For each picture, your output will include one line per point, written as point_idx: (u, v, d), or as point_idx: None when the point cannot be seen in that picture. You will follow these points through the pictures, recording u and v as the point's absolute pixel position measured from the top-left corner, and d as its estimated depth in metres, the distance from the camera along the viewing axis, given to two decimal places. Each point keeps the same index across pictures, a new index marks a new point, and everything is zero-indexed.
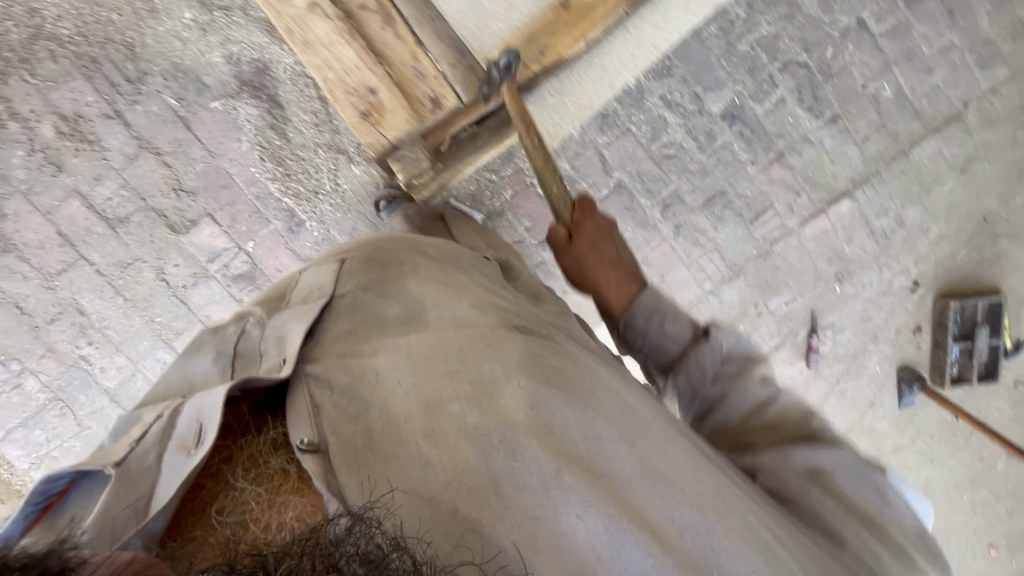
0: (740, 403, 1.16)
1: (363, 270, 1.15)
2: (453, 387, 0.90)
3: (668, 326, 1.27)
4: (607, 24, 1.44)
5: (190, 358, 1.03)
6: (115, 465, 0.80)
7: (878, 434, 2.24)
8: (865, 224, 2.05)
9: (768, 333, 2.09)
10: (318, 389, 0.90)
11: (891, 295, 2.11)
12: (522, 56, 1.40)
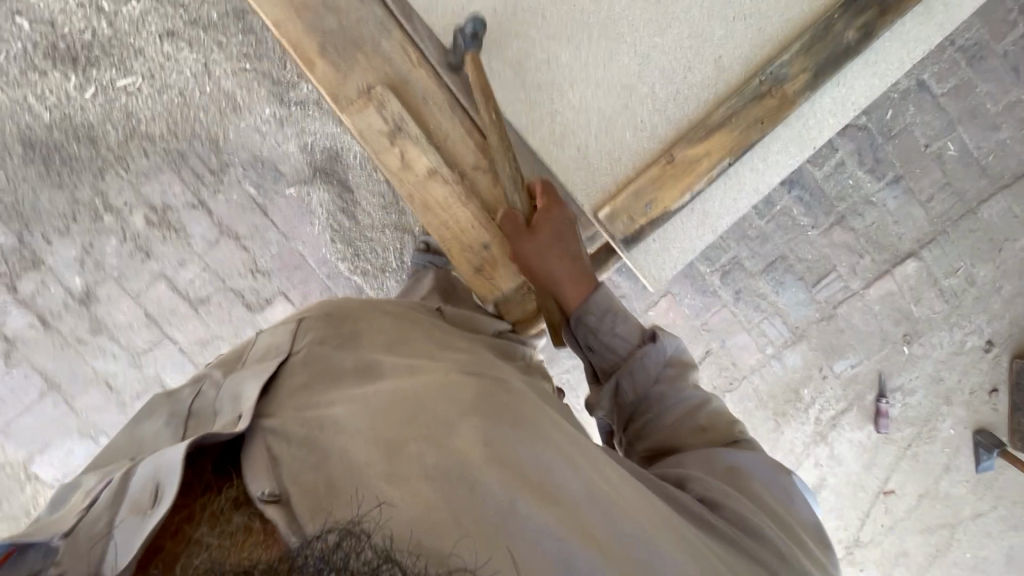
0: (675, 406, 1.08)
1: (324, 326, 1.04)
2: (414, 424, 0.79)
3: (618, 328, 1.19)
4: (711, 175, 1.38)
5: (141, 421, 0.93)
6: (63, 535, 0.64)
7: (954, 499, 2.07)
8: (932, 284, 2.00)
9: (833, 397, 2.02)
10: (276, 438, 0.76)
11: (963, 355, 2.02)
12: (627, 211, 1.38)
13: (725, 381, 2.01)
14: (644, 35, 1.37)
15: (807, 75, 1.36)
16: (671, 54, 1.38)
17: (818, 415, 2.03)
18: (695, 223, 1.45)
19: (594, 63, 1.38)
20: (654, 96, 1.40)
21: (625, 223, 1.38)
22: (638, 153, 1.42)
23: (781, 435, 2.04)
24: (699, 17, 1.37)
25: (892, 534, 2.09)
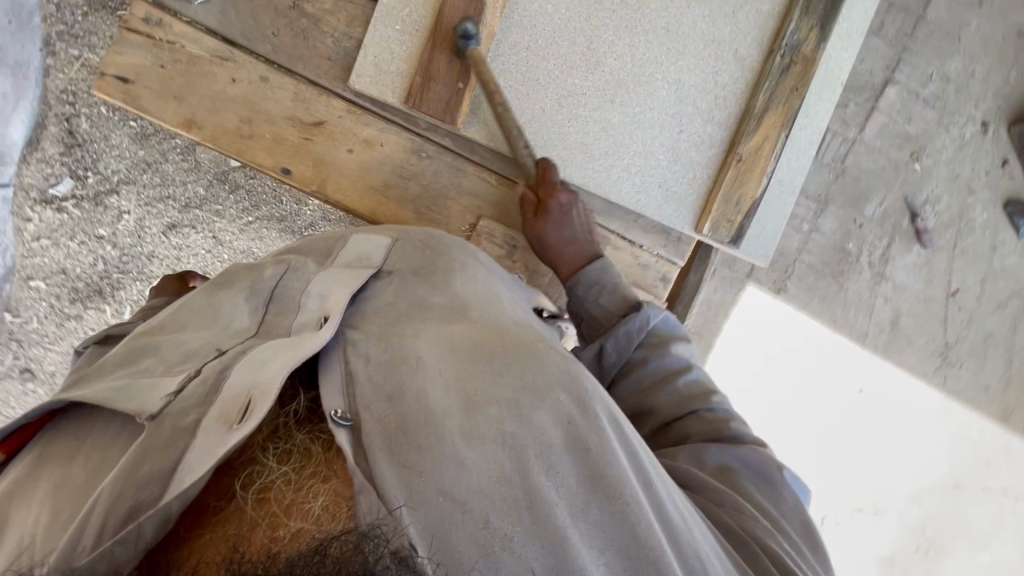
0: (656, 369, 1.18)
1: (415, 252, 1.12)
2: (497, 389, 0.79)
3: (603, 298, 1.29)
4: (778, 150, 1.37)
5: (222, 288, 1.02)
6: (149, 416, 0.72)
7: (1012, 271, 2.25)
8: (916, 98, 2.10)
9: (876, 237, 2.15)
10: (358, 355, 0.83)
11: (967, 146, 2.15)
12: (722, 215, 1.39)
13: (783, 270, 2.13)
14: (669, 68, 1.38)
15: (818, 28, 1.35)
16: (697, 69, 1.39)
17: (872, 257, 2.17)
18: (777, 193, 1.42)
19: (641, 111, 1.39)
20: (698, 109, 1.40)
21: (726, 228, 1.38)
22: (705, 161, 1.42)
23: (848, 291, 2.17)
24: (705, 28, 1.38)
25: (977, 324, 2.26)
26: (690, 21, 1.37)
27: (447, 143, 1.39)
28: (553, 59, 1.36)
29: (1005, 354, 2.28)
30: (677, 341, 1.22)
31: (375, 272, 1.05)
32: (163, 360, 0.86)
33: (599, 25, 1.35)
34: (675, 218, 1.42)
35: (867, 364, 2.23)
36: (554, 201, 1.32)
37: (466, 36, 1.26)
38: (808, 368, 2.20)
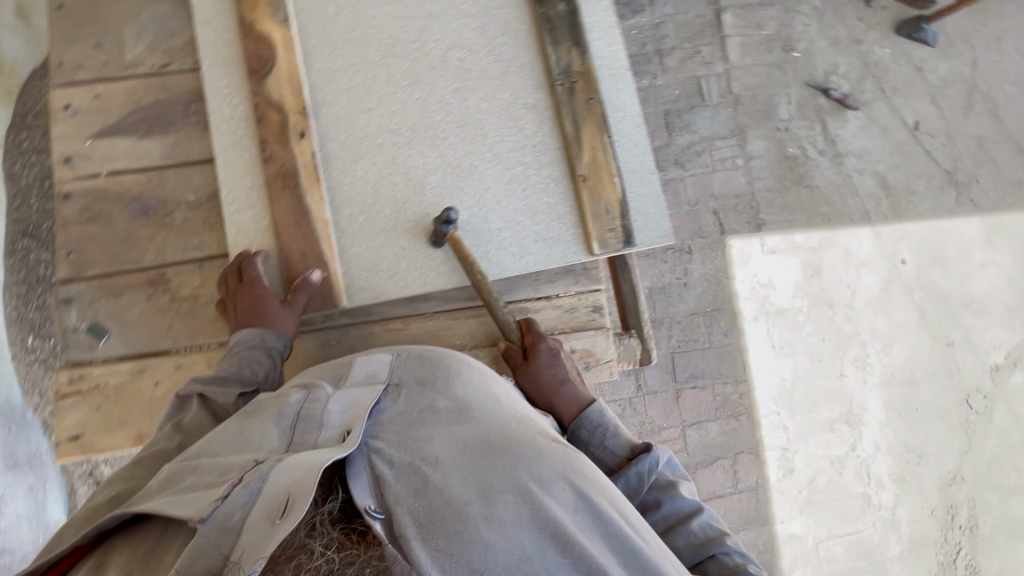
0: (670, 510, 1.02)
1: (420, 362, 0.98)
2: (513, 472, 0.75)
3: (609, 439, 1.11)
4: (610, 150, 1.31)
5: (248, 415, 0.88)
6: (196, 521, 0.67)
7: (949, 76, 2.21)
8: (751, 6, 2.19)
9: (807, 128, 2.15)
10: (381, 461, 0.76)
11: (824, 11, 2.21)
12: (605, 229, 1.28)
13: (749, 207, 2.09)
14: (479, 150, 1.30)
15: (573, 48, 1.34)
16: (506, 137, 1.31)
17: (819, 146, 2.14)
18: (639, 177, 1.34)
19: (479, 193, 1.29)
20: (527, 163, 1.31)
21: (614, 239, 1.28)
22: (560, 197, 1.31)
23: (819, 185, 2.12)
24: (490, 104, 1.32)
25: (960, 137, 2.18)
26: (476, 106, 1.31)
27: (346, 320, 1.28)
28: (381, 204, 1.26)
29: (1002, 147, 2.20)
30: (688, 484, 1.06)
31: (386, 386, 0.93)
32: (207, 473, 0.78)
33: (396, 155, 1.28)
34: (569, 257, 1.29)
35: (891, 236, 2.11)
36: (546, 345, 1.20)
37: (450, 222, 1.21)
38: (841, 274, 2.08)
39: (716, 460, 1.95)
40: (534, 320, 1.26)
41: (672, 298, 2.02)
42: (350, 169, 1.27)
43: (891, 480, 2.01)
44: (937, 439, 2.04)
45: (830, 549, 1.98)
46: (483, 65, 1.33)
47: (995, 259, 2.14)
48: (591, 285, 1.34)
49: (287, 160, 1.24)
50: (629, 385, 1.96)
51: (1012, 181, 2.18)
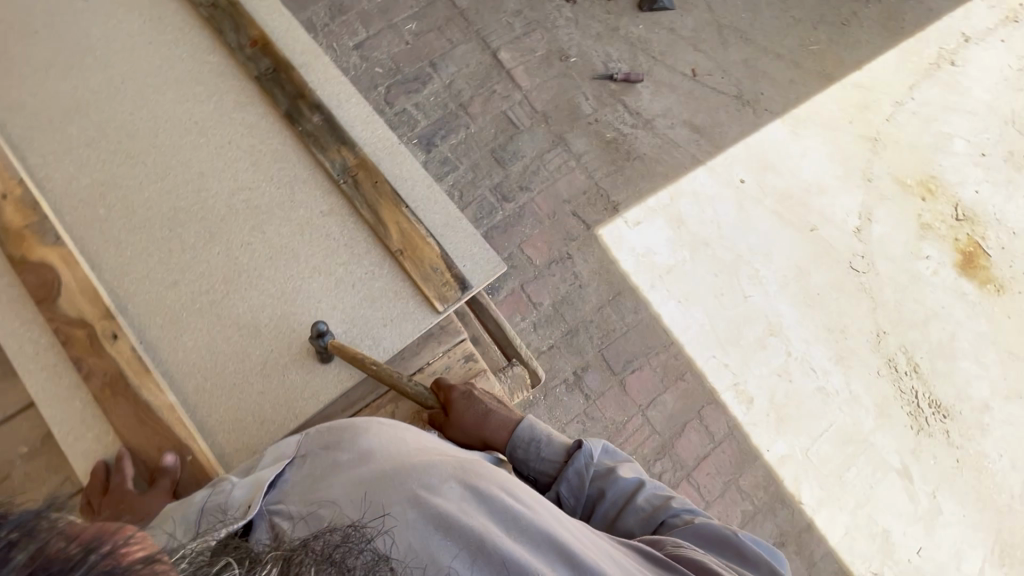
0: (611, 492, 1.09)
1: (322, 434, 1.05)
2: (401, 483, 0.84)
3: (545, 450, 1.18)
4: (412, 217, 1.48)
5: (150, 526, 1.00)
6: None
7: (697, 26, 2.57)
8: (519, 38, 2.46)
9: (612, 112, 2.39)
10: (282, 518, 0.86)
11: (578, 19, 2.53)
12: (438, 282, 1.43)
13: (599, 195, 2.26)
14: (295, 270, 1.42)
15: (342, 149, 1.52)
16: (316, 248, 1.44)
17: (629, 121, 2.38)
18: (450, 230, 1.53)
19: (311, 305, 1.40)
20: (344, 262, 1.44)
21: (449, 286, 1.43)
22: (388, 275, 1.44)
23: (645, 152, 2.34)
24: (289, 227, 1.45)
25: (729, 67, 2.51)
26: (276, 234, 1.45)
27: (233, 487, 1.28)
28: (229, 356, 1.35)
29: (765, 59, 2.55)
30: (626, 465, 1.14)
31: (291, 461, 1.02)
32: None
33: (223, 304, 1.39)
34: (417, 320, 1.41)
35: (722, 166, 2.36)
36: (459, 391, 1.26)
37: (324, 335, 1.31)
38: (701, 214, 2.28)
39: (684, 424, 2.00)
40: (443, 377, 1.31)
41: (576, 303, 2.11)
42: (184, 340, 1.35)
43: (834, 364, 2.13)
44: (848, 310, 2.21)
45: (822, 452, 2.02)
46: (269, 196, 1.48)
47: (809, 144, 2.44)
48: (453, 337, 1.41)
49: (108, 365, 1.29)
50: (578, 399, 1.99)
51: (787, 81, 2.53)
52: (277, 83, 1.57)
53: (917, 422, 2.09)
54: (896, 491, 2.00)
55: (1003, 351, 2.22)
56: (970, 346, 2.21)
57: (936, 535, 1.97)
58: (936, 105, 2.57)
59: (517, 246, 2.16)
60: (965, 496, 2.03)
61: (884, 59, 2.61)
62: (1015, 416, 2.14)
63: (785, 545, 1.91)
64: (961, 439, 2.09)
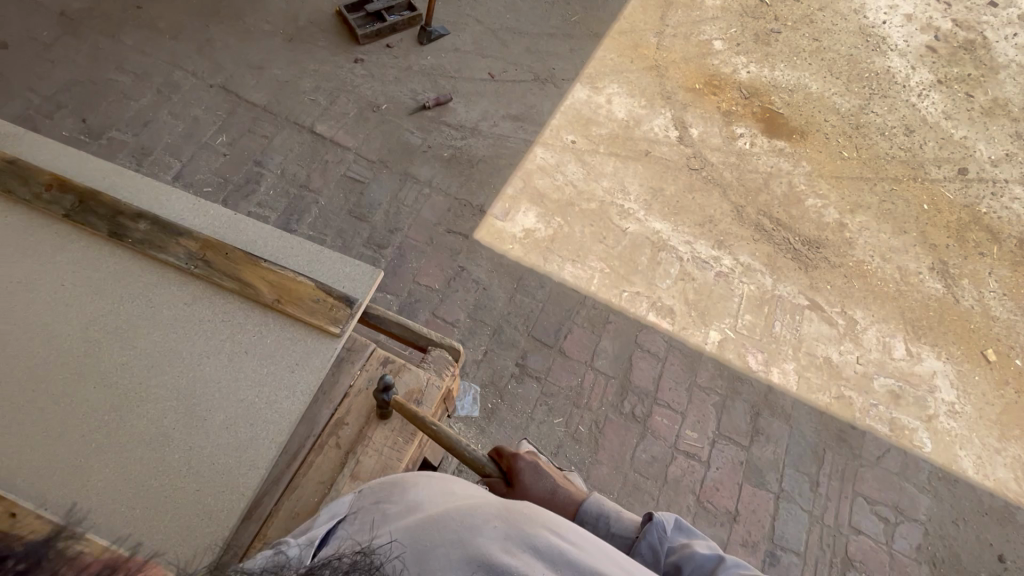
0: (688, 565, 1.07)
1: (377, 490, 1.01)
2: (445, 526, 0.83)
3: (612, 523, 1.20)
4: (267, 263, 1.26)
5: None
6: None
7: (475, 39, 2.85)
8: (327, 108, 2.58)
9: (440, 134, 2.55)
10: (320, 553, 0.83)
11: (373, 72, 2.70)
12: (329, 313, 1.22)
13: (462, 206, 2.38)
14: (173, 372, 1.14)
15: (158, 232, 1.27)
16: (192, 334, 1.18)
17: (457, 135, 2.56)
18: (309, 256, 1.31)
19: (206, 401, 1.12)
20: (225, 336, 1.18)
21: (341, 309, 1.22)
22: (275, 331, 1.20)
23: (484, 155, 2.52)
24: (153, 323, 1.18)
25: (517, 61, 2.81)
26: (140, 337, 1.16)
27: None
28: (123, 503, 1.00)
29: (542, 43, 2.89)
30: (703, 542, 1.12)
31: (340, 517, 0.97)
32: None
33: (116, 455, 1.05)
34: (326, 355, 1.19)
35: (552, 137, 2.60)
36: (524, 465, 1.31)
37: (389, 390, 1.14)
38: (555, 182, 2.48)
39: (629, 358, 2.12)
40: (505, 448, 1.34)
41: (488, 305, 2.18)
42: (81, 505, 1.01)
43: (719, 249, 2.37)
44: (707, 202, 2.48)
45: (747, 322, 2.23)
46: (118, 302, 1.19)
47: (609, 92, 2.76)
48: (363, 350, 1.29)
49: None
50: (531, 385, 2.04)
51: (567, 51, 2.87)
52: (89, 212, 1.28)
53: (802, 261, 2.38)
54: (816, 323, 2.25)
55: (831, 178, 2.60)
56: (806, 186, 2.57)
57: (863, 341, 2.23)
58: (685, 22, 3.03)
59: (413, 282, 2.20)
60: (866, 300, 2.32)
61: (631, 6, 3.06)
62: (865, 221, 2.50)
63: (761, 414, 2.06)
64: (838, 257, 2.40)
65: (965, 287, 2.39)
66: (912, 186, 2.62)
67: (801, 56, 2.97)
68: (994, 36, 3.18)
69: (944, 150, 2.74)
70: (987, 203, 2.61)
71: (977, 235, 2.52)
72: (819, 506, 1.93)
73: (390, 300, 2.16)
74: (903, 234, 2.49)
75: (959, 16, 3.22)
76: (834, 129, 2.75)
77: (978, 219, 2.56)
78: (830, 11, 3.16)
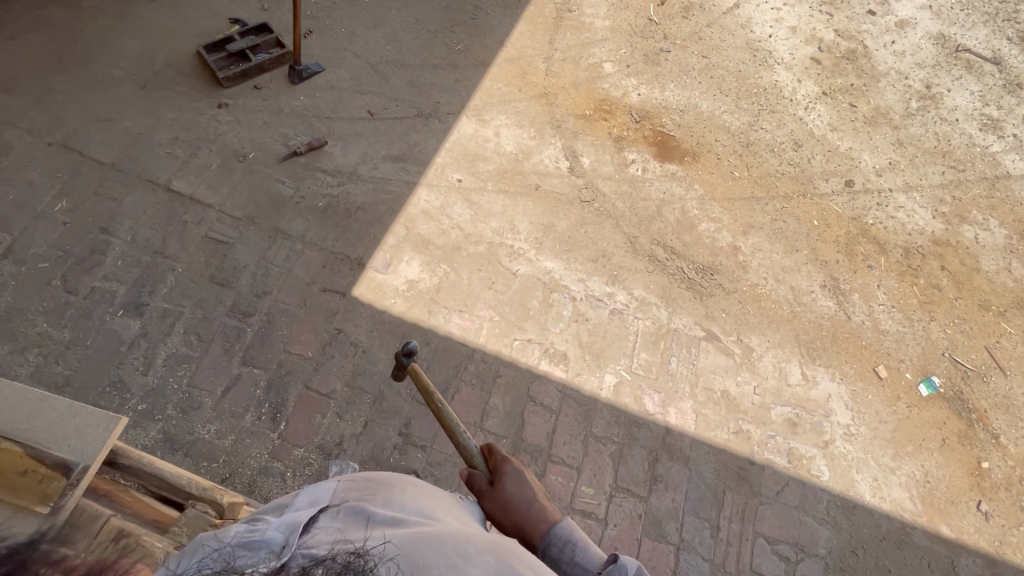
0: None
1: (359, 489, 0.97)
2: (439, 543, 0.80)
3: (579, 554, 1.13)
4: None
5: None
6: None
7: (352, 75, 2.69)
8: (187, 161, 2.35)
9: (314, 181, 2.37)
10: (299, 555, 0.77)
11: (239, 117, 2.49)
12: (37, 487, 1.01)
13: (338, 261, 2.21)
14: None
15: None
16: None
17: (333, 182, 2.38)
18: (23, 410, 1.10)
19: None
20: None
21: (58, 482, 1.03)
22: None
23: (363, 201, 2.36)
24: None
25: (398, 95, 2.66)
26: None
27: None
28: None
29: (426, 74, 2.75)
30: None
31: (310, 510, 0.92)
32: None
33: None
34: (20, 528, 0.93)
35: (436, 177, 2.46)
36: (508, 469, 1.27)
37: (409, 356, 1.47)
38: (440, 226, 2.34)
39: (521, 414, 2.00)
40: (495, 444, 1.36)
41: (368, 369, 2.02)
42: None
43: (613, 285, 2.29)
44: (600, 235, 2.41)
45: (643, 362, 2.16)
46: None
47: (497, 123, 2.64)
48: (91, 526, 1.02)
49: None
50: (415, 456, 1.90)
51: (453, 82, 2.74)
52: None
53: (696, 291, 2.33)
54: (713, 355, 2.20)
55: (723, 201, 2.57)
56: (700, 211, 2.53)
57: (759, 369, 2.20)
58: (574, 45, 2.96)
59: (283, 352, 2.02)
60: (761, 326, 2.29)
61: (518, 31, 2.97)
62: (758, 243, 2.48)
63: (659, 459, 1.98)
64: (732, 283, 2.37)
65: (855, 303, 2.40)
66: (802, 202, 2.63)
67: (691, 75, 2.95)
68: (874, 44, 3.26)
69: (830, 163, 2.77)
70: (874, 214, 2.65)
71: (865, 247, 2.55)
72: (720, 553, 1.87)
73: (257, 376, 1.96)
74: (795, 252, 2.48)
75: (841, 26, 3.29)
76: (725, 148, 2.73)
77: (865, 231, 2.59)
78: (718, 27, 3.16)
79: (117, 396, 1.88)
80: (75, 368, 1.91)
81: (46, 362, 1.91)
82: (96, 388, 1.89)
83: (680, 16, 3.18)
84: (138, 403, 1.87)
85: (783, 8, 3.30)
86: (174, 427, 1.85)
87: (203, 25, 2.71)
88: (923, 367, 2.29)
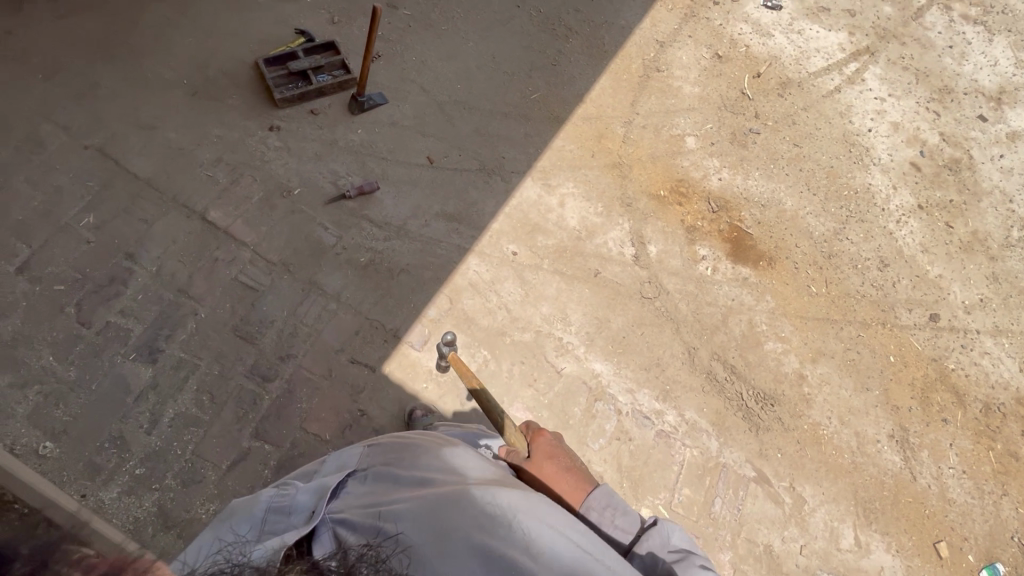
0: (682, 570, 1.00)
1: (381, 453, 1.15)
2: (458, 505, 0.94)
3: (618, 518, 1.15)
4: None
5: None
6: None
7: (416, 111, 2.47)
8: (227, 187, 2.16)
9: (359, 231, 2.18)
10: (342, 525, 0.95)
11: (289, 143, 2.30)
12: None
13: (372, 330, 2.02)
14: None
15: None
16: None
17: (379, 235, 2.19)
18: None
19: None
20: None
21: None
22: None
23: (408, 262, 2.16)
24: None
25: (461, 142, 2.45)
26: None
27: None
28: None
29: (494, 123, 2.53)
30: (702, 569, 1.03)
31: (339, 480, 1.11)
32: None
33: None
34: None
35: (489, 245, 2.25)
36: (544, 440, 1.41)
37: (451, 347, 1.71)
38: (486, 304, 2.14)
39: None
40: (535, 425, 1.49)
41: None
42: None
43: (663, 402, 2.09)
44: (656, 341, 2.19)
45: (684, 499, 1.96)
46: None
47: (563, 191, 2.42)
48: None
49: None
50: None
51: (522, 136, 2.52)
52: None
53: (752, 423, 2.12)
54: (761, 502, 2.00)
55: (796, 319, 2.34)
56: (768, 327, 2.30)
57: (809, 527, 1.99)
58: (658, 111, 2.71)
59: (298, 429, 1.84)
60: (817, 474, 2.08)
61: (599, 85, 2.73)
62: (826, 374, 2.26)
63: None
64: (793, 419, 2.15)
65: (923, 462, 2.17)
66: (880, 332, 2.39)
67: (779, 164, 2.70)
68: (980, 155, 2.97)
69: (916, 290, 2.52)
70: (956, 359, 2.40)
71: (942, 396, 2.31)
72: None
73: (267, 453, 1.79)
74: (865, 391, 2.26)
75: (947, 130, 3.00)
76: (804, 257, 2.49)
77: (945, 377, 2.35)
78: (814, 112, 2.89)
79: (115, 455, 1.71)
80: (75, 415, 1.75)
81: (45, 403, 1.74)
82: (93, 441, 1.72)
83: (776, 93, 2.91)
84: (136, 467, 1.71)
85: (887, 99, 3.02)
86: (170, 502, 1.68)
87: (266, 32, 2.51)
88: (987, 551, 2.07)
